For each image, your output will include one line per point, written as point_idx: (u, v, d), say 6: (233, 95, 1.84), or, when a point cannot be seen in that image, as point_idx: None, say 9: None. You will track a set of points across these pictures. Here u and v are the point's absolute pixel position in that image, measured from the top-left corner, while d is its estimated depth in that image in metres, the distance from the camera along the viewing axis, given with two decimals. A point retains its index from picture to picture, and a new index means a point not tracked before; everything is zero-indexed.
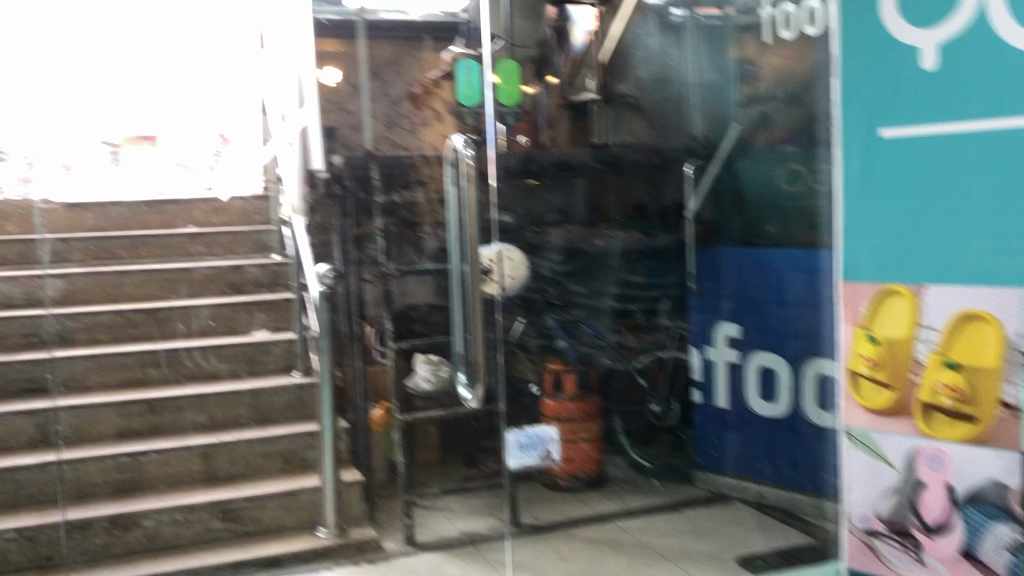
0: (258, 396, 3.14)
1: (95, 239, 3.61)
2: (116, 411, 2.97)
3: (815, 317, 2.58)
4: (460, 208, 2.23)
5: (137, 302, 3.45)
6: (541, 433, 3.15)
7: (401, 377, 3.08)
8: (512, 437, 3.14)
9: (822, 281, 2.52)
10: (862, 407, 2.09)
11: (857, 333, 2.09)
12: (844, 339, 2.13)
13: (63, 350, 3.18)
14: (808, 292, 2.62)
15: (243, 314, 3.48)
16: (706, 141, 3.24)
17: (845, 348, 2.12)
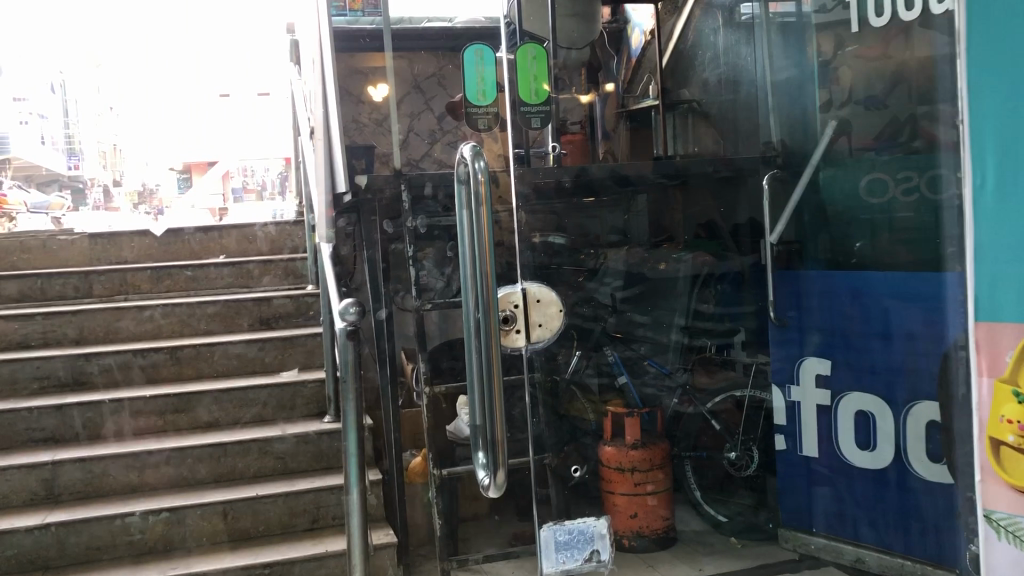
0: (286, 445, 2.82)
1: (116, 271, 3.46)
2: (128, 464, 2.69)
3: (937, 358, 2.15)
4: (468, 235, 1.43)
5: (161, 341, 3.18)
6: (586, 530, 2.24)
7: (438, 425, 2.74)
8: (552, 533, 2.19)
9: (948, 311, 2.04)
10: (1009, 486, 1.67)
11: (999, 389, 1.67)
12: (980, 396, 1.70)
13: (78, 394, 2.91)
14: (929, 329, 2.18)
15: (273, 352, 3.17)
16: (784, 149, 2.80)
17: (982, 409, 1.71)
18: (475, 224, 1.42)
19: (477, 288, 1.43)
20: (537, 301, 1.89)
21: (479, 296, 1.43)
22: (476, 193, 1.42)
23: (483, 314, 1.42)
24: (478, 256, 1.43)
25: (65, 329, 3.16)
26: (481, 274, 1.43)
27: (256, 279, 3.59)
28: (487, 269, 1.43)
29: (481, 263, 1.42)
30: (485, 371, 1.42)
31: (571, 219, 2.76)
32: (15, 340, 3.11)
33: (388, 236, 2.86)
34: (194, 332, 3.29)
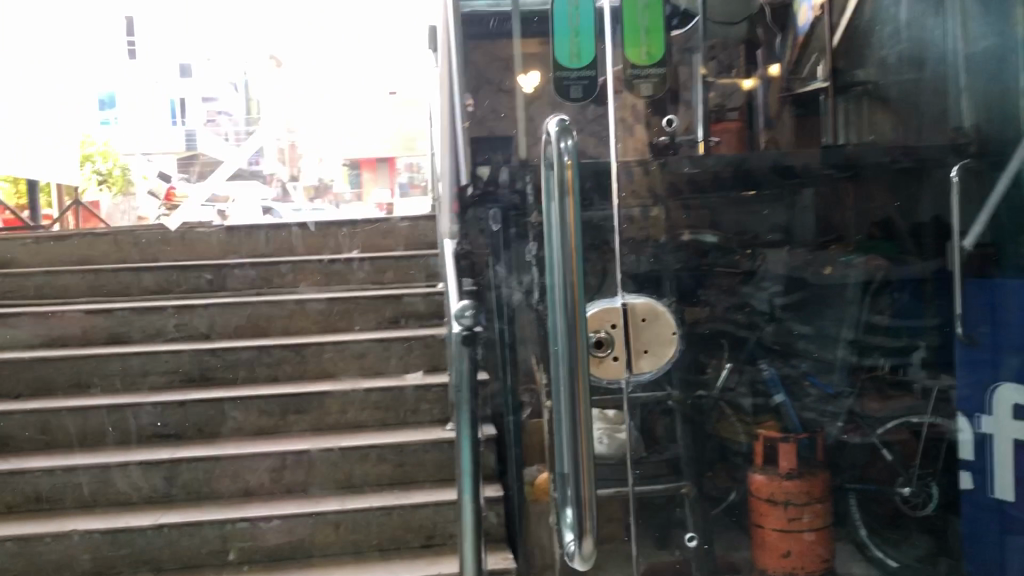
0: (404, 454, 2.64)
1: (251, 265, 3.41)
2: (245, 465, 2.59)
3: None
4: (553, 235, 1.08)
5: (288, 338, 3.08)
6: None
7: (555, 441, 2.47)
8: None
9: None
10: None
11: None
12: None
13: (202, 391, 2.85)
14: None
15: (399, 353, 3.01)
16: (978, 135, 2.37)
17: None
18: (560, 220, 1.07)
19: (565, 303, 1.08)
20: (644, 320, 1.31)
21: (566, 315, 1.08)
22: (561, 182, 1.07)
23: (572, 337, 1.07)
24: (562, 263, 1.08)
25: (195, 323, 3.13)
26: (569, 288, 1.08)
27: (388, 275, 3.46)
28: (575, 281, 1.08)
29: (569, 274, 1.08)
30: (572, 411, 1.08)
31: (727, 215, 2.56)
32: (149, 334, 3.11)
33: (499, 237, 2.54)
34: (321, 330, 3.19)
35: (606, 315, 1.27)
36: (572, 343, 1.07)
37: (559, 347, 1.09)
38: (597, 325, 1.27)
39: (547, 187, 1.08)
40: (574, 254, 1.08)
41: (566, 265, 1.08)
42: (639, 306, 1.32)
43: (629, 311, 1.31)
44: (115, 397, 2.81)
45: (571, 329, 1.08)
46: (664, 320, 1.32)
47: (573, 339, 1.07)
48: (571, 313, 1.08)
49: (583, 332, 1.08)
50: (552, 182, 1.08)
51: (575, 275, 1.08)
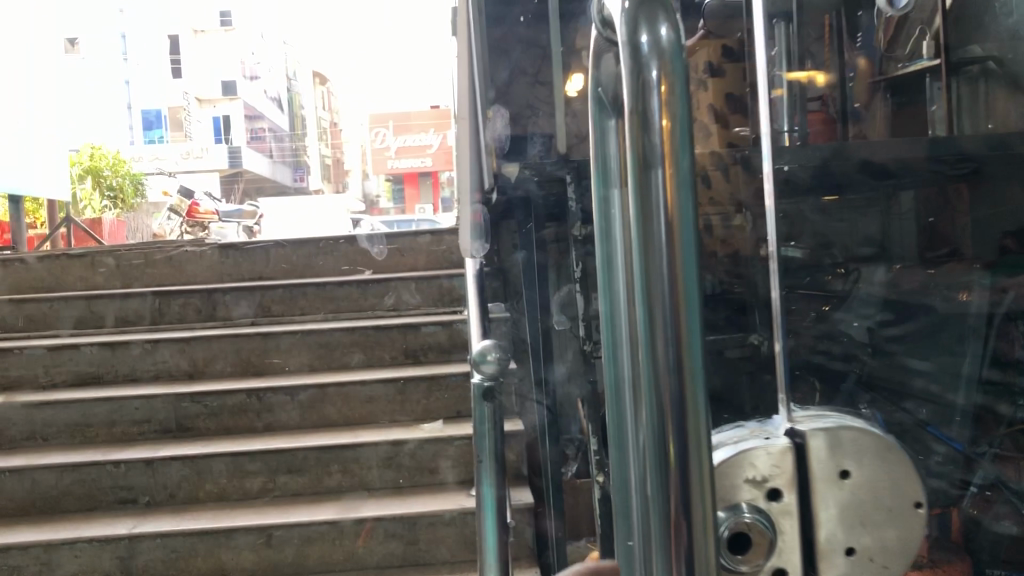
0: (418, 527, 2.10)
1: (247, 289, 2.95)
2: (221, 540, 2.08)
3: None
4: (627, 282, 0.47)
5: (284, 379, 2.58)
6: None
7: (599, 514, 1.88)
8: None
9: None
10: None
11: None
12: None
13: (175, 445, 2.36)
14: None
15: (415, 396, 2.48)
16: None
17: None
18: (647, 245, 0.45)
19: (661, 446, 0.46)
20: (842, 475, 0.54)
21: (665, 480, 0.46)
22: (643, 150, 0.45)
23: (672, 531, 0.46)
24: (645, 354, 0.46)
25: (176, 360, 2.66)
26: (674, 411, 0.46)
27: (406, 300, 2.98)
28: (688, 395, 0.46)
29: (678, 379, 0.45)
30: None
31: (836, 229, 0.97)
32: (121, 373, 2.65)
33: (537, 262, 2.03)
34: (326, 367, 2.69)
35: (767, 469, 0.53)
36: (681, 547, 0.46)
37: (637, 541, 0.48)
38: (754, 497, 0.53)
39: (606, 170, 0.48)
40: (684, 327, 0.45)
41: (656, 358, 0.46)
42: (843, 440, 0.55)
43: (821, 461, 0.54)
44: (76, 453, 2.34)
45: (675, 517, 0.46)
46: (904, 471, 0.56)
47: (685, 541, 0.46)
48: (670, 474, 0.46)
49: (701, 467, 0.46)
50: (617, 157, 0.47)
51: (687, 382, 0.46)
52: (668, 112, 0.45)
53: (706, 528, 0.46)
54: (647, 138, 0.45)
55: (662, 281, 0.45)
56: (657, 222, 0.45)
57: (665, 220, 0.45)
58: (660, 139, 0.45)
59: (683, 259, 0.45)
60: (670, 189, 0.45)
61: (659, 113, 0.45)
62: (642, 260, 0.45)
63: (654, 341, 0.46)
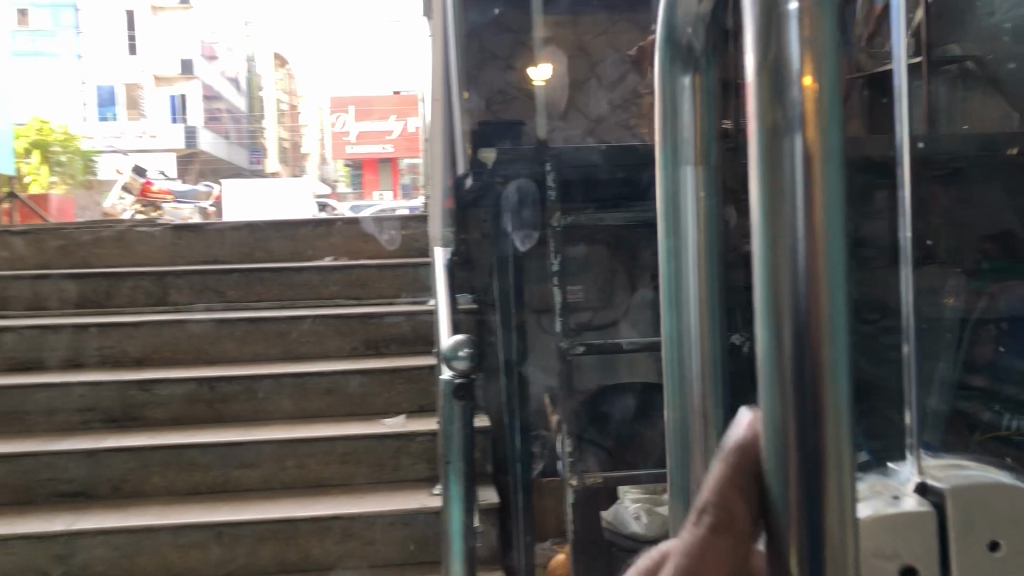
0: (378, 526, 2.01)
1: (199, 273, 2.83)
2: (168, 537, 1.96)
3: None
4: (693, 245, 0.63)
5: (239, 367, 2.47)
6: None
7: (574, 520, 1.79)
8: None
9: None
10: None
11: None
12: None
13: (120, 436, 2.24)
14: None
15: (376, 388, 2.39)
16: None
17: None
18: (773, 209, 0.44)
19: (787, 419, 0.44)
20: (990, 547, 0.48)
21: (790, 455, 0.43)
22: (774, 116, 0.43)
23: (796, 511, 0.44)
24: (768, 323, 0.44)
25: (124, 346, 2.54)
26: (806, 390, 0.43)
27: (367, 288, 2.88)
28: (825, 371, 0.43)
29: (810, 352, 0.43)
30: None
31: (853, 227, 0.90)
32: (63, 358, 2.52)
33: None
34: (283, 356, 2.58)
35: (893, 539, 0.48)
36: (807, 528, 0.43)
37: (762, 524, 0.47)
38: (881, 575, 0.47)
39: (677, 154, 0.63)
40: (825, 298, 0.43)
41: (782, 336, 0.44)
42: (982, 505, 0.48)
43: (956, 524, 0.48)
44: (12, 442, 2.20)
45: (801, 495, 0.43)
46: None
47: (816, 522, 0.43)
48: (790, 459, 0.44)
49: (838, 460, 0.43)
50: (747, 123, 0.46)
51: (825, 356, 0.43)
52: (815, 69, 0.43)
53: (844, 515, 0.43)
54: (779, 97, 0.43)
55: (792, 247, 0.43)
56: (786, 192, 0.43)
57: (802, 182, 0.43)
58: (800, 107, 0.43)
59: (819, 232, 0.43)
60: (810, 149, 0.43)
61: (799, 70, 0.43)
62: (768, 234, 0.44)
63: (780, 318, 0.44)
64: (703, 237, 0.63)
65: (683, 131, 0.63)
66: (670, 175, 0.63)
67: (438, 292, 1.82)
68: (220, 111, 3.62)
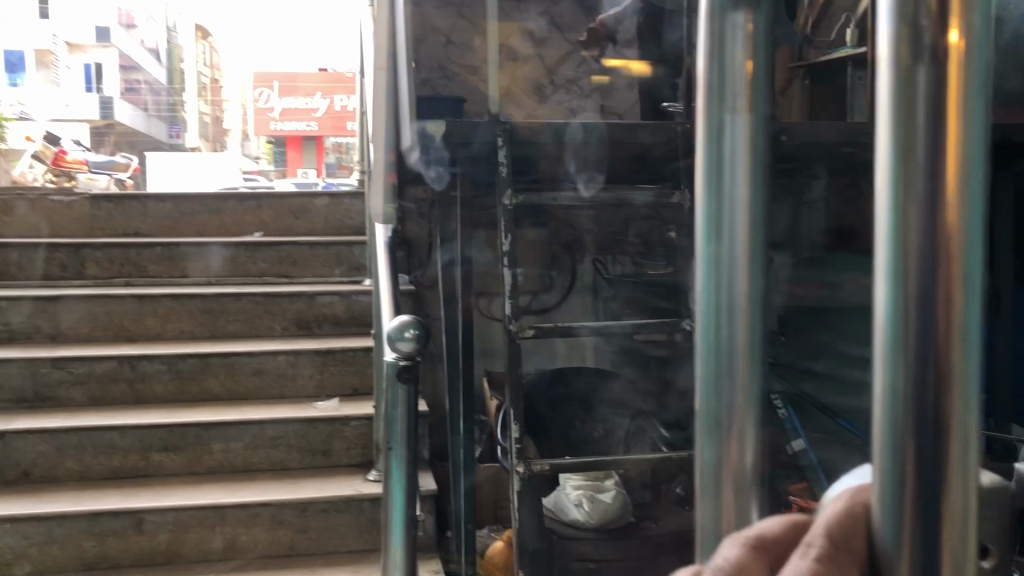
0: (310, 513, 1.93)
1: (118, 247, 2.68)
2: (84, 525, 1.85)
3: None
4: (741, 214, 0.55)
5: (161, 346, 2.35)
6: None
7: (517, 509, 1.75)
8: None
9: None
10: None
11: None
12: None
13: (32, 416, 2.10)
14: None
15: (307, 370, 2.30)
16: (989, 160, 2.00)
17: None
18: (908, 158, 0.43)
19: (909, 370, 0.43)
20: None
21: (910, 407, 0.43)
22: (910, 51, 0.43)
23: (912, 463, 0.44)
24: (893, 277, 0.44)
25: (37, 322, 2.39)
26: (933, 331, 0.43)
27: (298, 266, 2.78)
28: (956, 323, 0.43)
29: (939, 299, 0.43)
30: None
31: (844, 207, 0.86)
32: None
33: None
34: (208, 334, 2.47)
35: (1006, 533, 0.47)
36: (927, 480, 0.43)
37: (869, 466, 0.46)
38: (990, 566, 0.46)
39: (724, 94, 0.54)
40: (953, 251, 0.43)
41: (909, 275, 0.43)
42: None
43: None
44: None
45: (922, 447, 0.43)
46: None
47: (933, 476, 0.43)
48: (917, 397, 0.43)
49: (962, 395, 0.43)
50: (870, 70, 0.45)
51: (954, 309, 0.43)
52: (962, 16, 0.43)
53: (965, 456, 0.44)
54: (916, 43, 0.43)
55: (926, 199, 0.43)
56: (917, 128, 0.43)
57: (942, 127, 0.42)
58: (946, 50, 0.42)
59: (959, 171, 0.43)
60: (949, 96, 0.42)
61: (943, 15, 0.43)
62: (898, 174, 0.43)
63: (909, 258, 0.43)
64: (752, 195, 0.55)
65: (731, 79, 0.55)
66: (712, 119, 0.55)
67: (378, 271, 1.76)
68: (137, 81, 3.45)
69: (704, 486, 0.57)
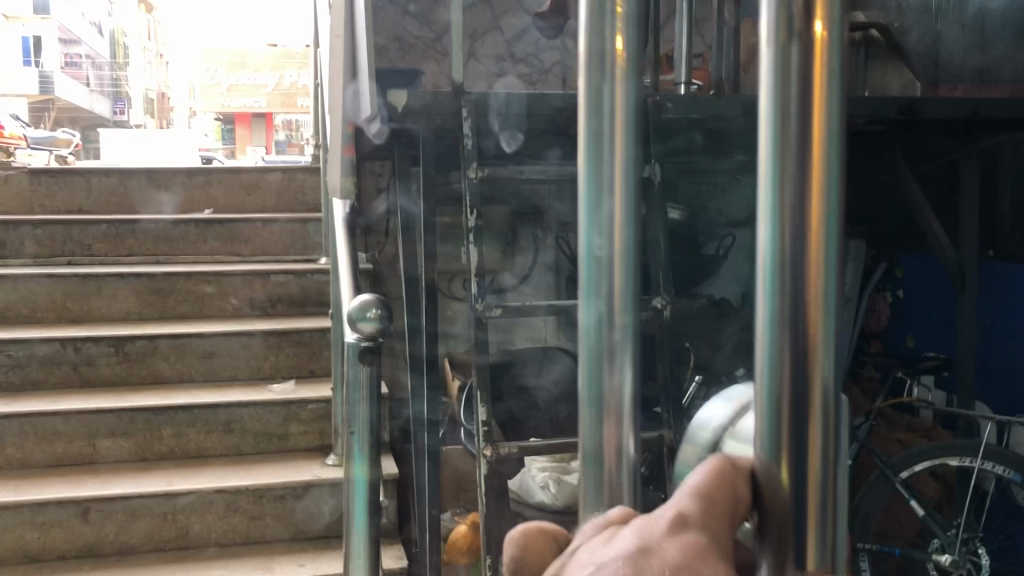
0: (265, 500, 1.86)
1: (60, 224, 2.57)
2: (25, 516, 1.76)
3: None
4: (621, 173, 0.46)
5: (108, 328, 2.25)
6: None
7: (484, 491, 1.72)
8: None
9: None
10: None
11: None
12: None
13: None
14: None
15: (262, 351, 2.22)
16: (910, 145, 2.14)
17: None
18: (780, 114, 0.41)
19: (781, 330, 0.43)
20: None
21: (786, 376, 0.42)
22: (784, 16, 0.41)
23: (786, 420, 0.43)
24: (768, 236, 0.42)
25: None
26: (799, 300, 0.42)
27: (251, 245, 2.69)
28: (820, 282, 0.42)
29: (804, 262, 0.42)
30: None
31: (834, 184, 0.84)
32: None
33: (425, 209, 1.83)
34: (158, 316, 2.37)
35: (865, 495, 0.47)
36: (798, 442, 0.43)
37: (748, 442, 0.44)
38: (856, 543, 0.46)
39: (601, 45, 0.45)
40: (818, 210, 0.41)
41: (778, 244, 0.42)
42: None
43: None
44: None
45: (798, 413, 0.43)
46: None
47: (805, 435, 0.42)
48: (789, 366, 0.42)
49: (825, 362, 0.43)
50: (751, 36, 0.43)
51: (820, 268, 0.42)
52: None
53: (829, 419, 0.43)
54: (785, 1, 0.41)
55: (798, 156, 0.41)
56: (789, 94, 0.41)
57: (809, 89, 0.41)
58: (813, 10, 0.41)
59: (826, 140, 0.41)
60: (815, 56, 0.41)
61: None
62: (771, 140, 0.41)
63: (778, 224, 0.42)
64: (628, 154, 0.46)
65: (604, 35, 0.45)
66: (594, 71, 0.45)
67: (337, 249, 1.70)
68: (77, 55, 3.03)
69: (586, 462, 0.48)
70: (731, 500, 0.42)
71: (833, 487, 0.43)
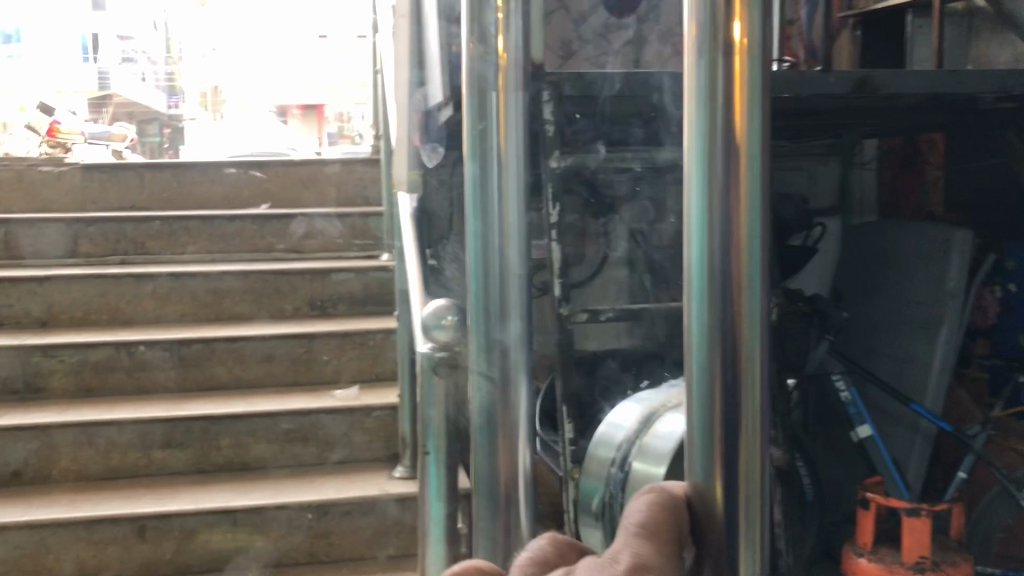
0: (329, 515, 1.74)
1: (114, 222, 2.48)
2: (79, 533, 1.66)
3: None
4: None
5: (164, 330, 2.15)
6: None
7: None
8: None
9: None
10: None
11: None
12: None
13: (23, 410, 1.92)
14: None
15: (321, 353, 2.10)
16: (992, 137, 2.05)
17: None
18: (709, 137, 0.53)
19: (713, 304, 0.54)
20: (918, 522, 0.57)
21: (717, 343, 0.54)
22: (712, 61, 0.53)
23: (716, 382, 0.54)
24: (699, 231, 0.54)
25: (26, 305, 2.21)
26: (727, 286, 0.53)
27: None
28: (746, 255, 0.53)
29: (731, 254, 0.53)
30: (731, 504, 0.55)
31: None
32: None
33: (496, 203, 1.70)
34: (214, 317, 2.27)
35: None
36: (728, 379, 0.54)
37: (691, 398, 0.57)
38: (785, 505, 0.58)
39: None
40: (741, 213, 0.53)
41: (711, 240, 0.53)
42: None
43: None
44: None
45: (725, 372, 0.54)
46: None
47: (732, 397, 0.54)
48: (721, 336, 0.54)
49: (748, 337, 0.54)
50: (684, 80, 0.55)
51: (744, 247, 0.53)
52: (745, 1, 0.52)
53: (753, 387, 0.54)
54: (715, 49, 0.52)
55: (723, 173, 0.52)
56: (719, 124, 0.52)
57: (732, 118, 0.52)
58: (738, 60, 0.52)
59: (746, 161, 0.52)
60: (736, 93, 0.52)
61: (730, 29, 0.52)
62: (704, 157, 0.53)
63: (710, 222, 0.53)
64: None
65: None
66: None
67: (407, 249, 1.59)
68: None
69: None
70: (670, 531, 0.55)
71: (756, 448, 0.55)
